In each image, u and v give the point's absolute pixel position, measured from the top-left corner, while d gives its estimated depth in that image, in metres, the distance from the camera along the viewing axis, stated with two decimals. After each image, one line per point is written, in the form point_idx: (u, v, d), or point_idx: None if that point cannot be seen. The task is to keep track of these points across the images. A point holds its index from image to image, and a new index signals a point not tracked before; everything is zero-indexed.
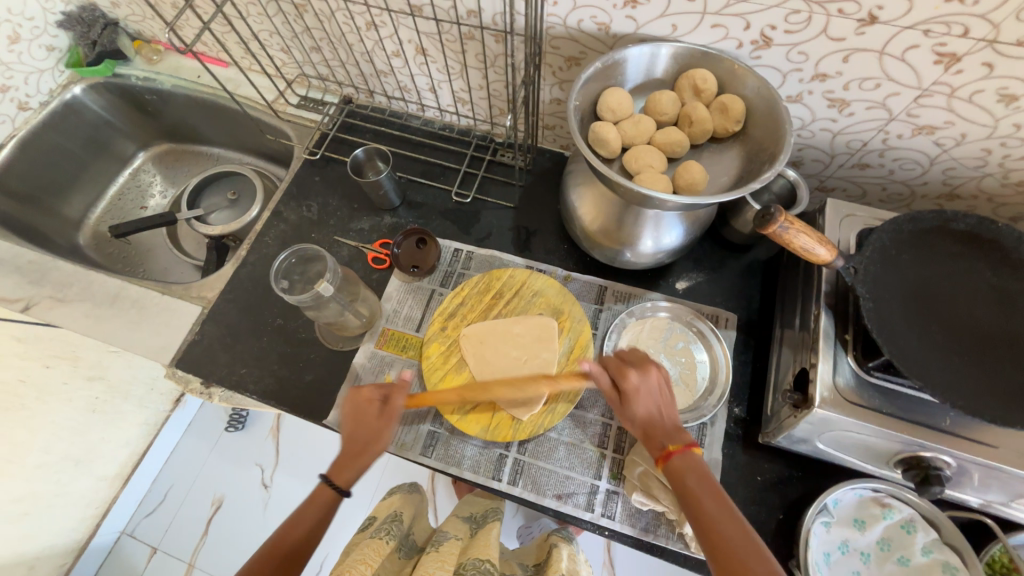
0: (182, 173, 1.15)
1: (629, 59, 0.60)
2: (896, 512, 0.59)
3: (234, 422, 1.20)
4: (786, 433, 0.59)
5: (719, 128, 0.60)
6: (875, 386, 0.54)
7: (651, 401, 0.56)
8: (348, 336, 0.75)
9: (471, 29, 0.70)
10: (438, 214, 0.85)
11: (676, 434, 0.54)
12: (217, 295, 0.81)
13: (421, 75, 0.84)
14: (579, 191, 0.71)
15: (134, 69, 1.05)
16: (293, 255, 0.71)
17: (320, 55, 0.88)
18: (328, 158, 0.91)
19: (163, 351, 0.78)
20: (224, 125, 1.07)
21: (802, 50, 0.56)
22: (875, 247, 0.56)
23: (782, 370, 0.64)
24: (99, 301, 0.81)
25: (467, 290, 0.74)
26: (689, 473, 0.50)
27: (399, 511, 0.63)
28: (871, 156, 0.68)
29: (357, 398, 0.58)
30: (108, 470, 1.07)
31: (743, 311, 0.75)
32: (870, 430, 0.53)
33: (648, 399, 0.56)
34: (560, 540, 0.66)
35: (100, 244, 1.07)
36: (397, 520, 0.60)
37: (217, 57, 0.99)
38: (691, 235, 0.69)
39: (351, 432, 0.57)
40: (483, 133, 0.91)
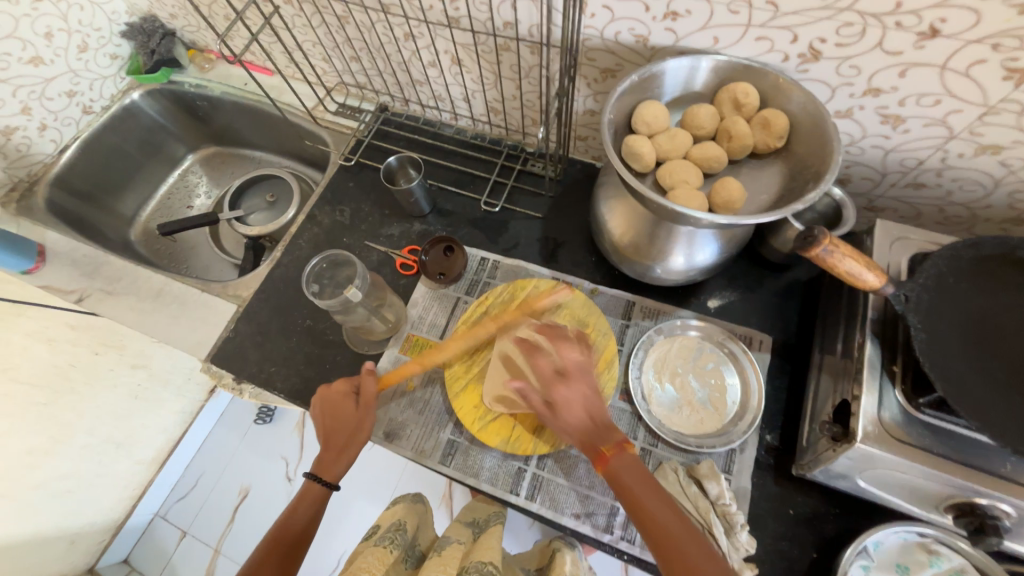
0: (226, 174, 1.21)
1: (668, 71, 0.58)
2: (943, 560, 0.54)
3: (263, 415, 1.22)
4: (823, 467, 0.56)
5: (759, 143, 0.58)
6: (924, 423, 0.50)
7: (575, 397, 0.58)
8: (373, 340, 0.76)
9: (506, 40, 0.71)
10: (467, 222, 0.86)
11: (608, 434, 0.55)
12: (252, 294, 0.84)
13: (456, 84, 0.85)
14: (610, 203, 0.70)
15: (186, 76, 1.11)
16: (324, 259, 0.73)
17: (359, 65, 0.91)
18: (362, 164, 0.93)
19: (200, 346, 0.81)
20: (267, 130, 1.12)
21: (854, 64, 0.54)
22: (929, 273, 0.52)
23: (820, 399, 0.61)
24: (143, 295, 0.86)
25: (492, 299, 0.74)
26: (625, 478, 0.51)
27: (403, 519, 0.61)
28: (926, 176, 0.64)
29: (332, 391, 0.65)
30: (146, 453, 1.12)
31: (779, 333, 0.72)
32: (917, 471, 0.49)
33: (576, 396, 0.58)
34: (560, 545, 0.62)
35: (148, 239, 1.13)
36: (401, 527, 0.59)
37: (262, 65, 1.04)
38: (725, 253, 0.67)
39: (327, 425, 0.63)
40: (514, 143, 0.91)
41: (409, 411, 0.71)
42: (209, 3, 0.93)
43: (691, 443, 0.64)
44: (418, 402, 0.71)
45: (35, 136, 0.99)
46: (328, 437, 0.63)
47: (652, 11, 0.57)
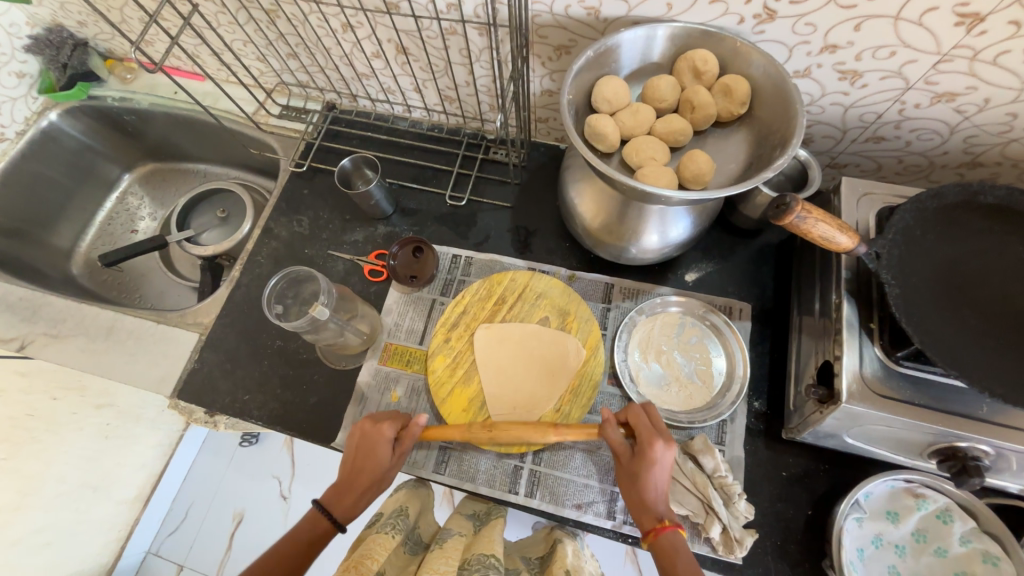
0: (170, 192, 1.12)
1: (623, 44, 0.56)
2: (930, 502, 0.56)
3: (247, 437, 1.17)
4: (812, 429, 0.56)
5: (722, 112, 0.57)
6: (904, 376, 0.51)
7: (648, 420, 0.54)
8: (349, 354, 0.73)
9: (452, 23, 0.66)
10: (433, 219, 0.82)
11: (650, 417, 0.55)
12: (214, 320, 0.79)
13: (404, 75, 0.80)
14: (578, 186, 0.68)
15: (108, 89, 1.02)
16: (285, 277, 0.68)
17: (298, 62, 0.85)
18: (315, 169, 0.88)
19: (164, 382, 0.76)
20: (208, 141, 1.04)
21: (809, 21, 0.52)
22: (898, 228, 0.52)
23: (802, 361, 0.61)
24: (94, 335, 0.80)
25: (468, 297, 0.72)
26: (650, 447, 0.53)
27: (405, 505, 0.58)
28: (886, 129, 0.64)
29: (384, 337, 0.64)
30: (127, 492, 1.05)
31: (758, 299, 0.72)
32: (901, 423, 0.50)
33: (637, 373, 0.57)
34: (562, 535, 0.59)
35: (93, 272, 1.05)
36: (403, 514, 0.56)
37: (192, 71, 0.96)
38: (699, 226, 0.66)
39: (377, 372, 0.62)
40: (473, 131, 0.87)
41: None
42: (120, 7, 0.84)
43: (682, 420, 0.63)
44: (404, 413, 0.69)
45: None
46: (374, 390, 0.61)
47: None
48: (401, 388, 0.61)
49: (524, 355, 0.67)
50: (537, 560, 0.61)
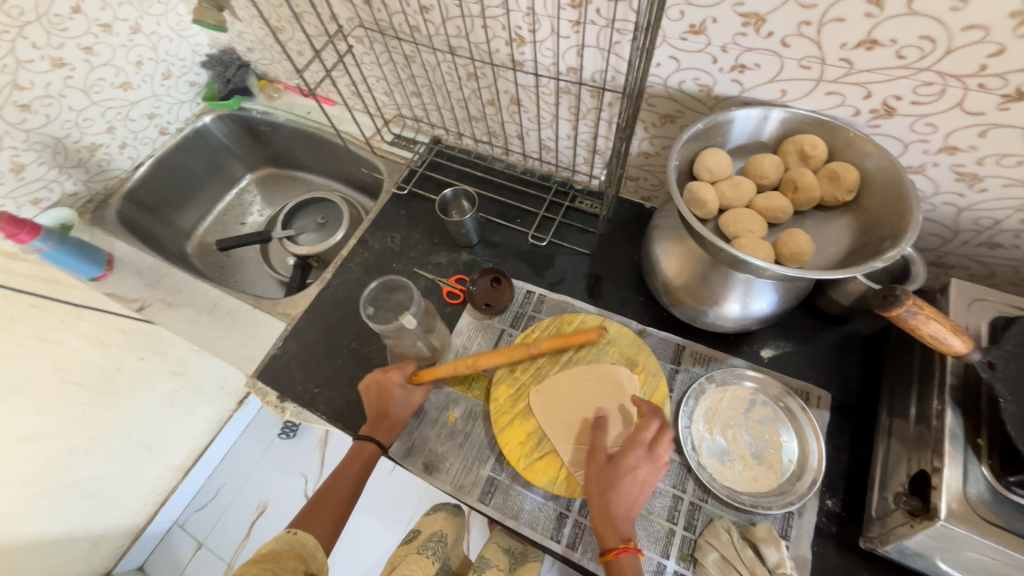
0: (279, 195, 1.27)
1: (734, 121, 0.59)
2: None
3: (287, 430, 1.24)
4: (896, 543, 0.52)
5: (827, 195, 0.57)
6: (1016, 505, 0.46)
7: (626, 496, 0.56)
8: (417, 364, 0.76)
9: (568, 84, 0.73)
10: (513, 255, 0.87)
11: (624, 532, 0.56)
12: (300, 314, 0.86)
13: (511, 122, 0.88)
14: (664, 246, 0.69)
15: (255, 103, 1.19)
16: (382, 283, 0.73)
17: (419, 100, 0.95)
18: (414, 194, 0.96)
19: (248, 362, 0.83)
20: (323, 156, 1.18)
21: (930, 122, 0.53)
22: (1017, 341, 0.49)
23: (890, 465, 0.57)
24: (199, 308, 0.89)
25: (538, 332, 0.74)
26: (626, 573, 0.54)
27: (444, 532, 0.65)
28: (1003, 236, 0.61)
29: (385, 377, 0.68)
30: (174, 459, 1.13)
31: (838, 389, 0.68)
32: (1010, 558, 0.45)
33: (623, 489, 0.56)
34: None
35: (203, 253, 1.19)
36: (443, 541, 0.62)
37: (327, 96, 1.10)
38: (784, 303, 0.65)
39: (377, 404, 0.67)
40: (563, 179, 0.93)
41: (451, 443, 0.70)
42: (286, 40, 1.00)
43: (745, 502, 0.60)
44: (459, 435, 0.70)
45: (115, 153, 1.06)
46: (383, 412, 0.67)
47: (719, 64, 0.58)
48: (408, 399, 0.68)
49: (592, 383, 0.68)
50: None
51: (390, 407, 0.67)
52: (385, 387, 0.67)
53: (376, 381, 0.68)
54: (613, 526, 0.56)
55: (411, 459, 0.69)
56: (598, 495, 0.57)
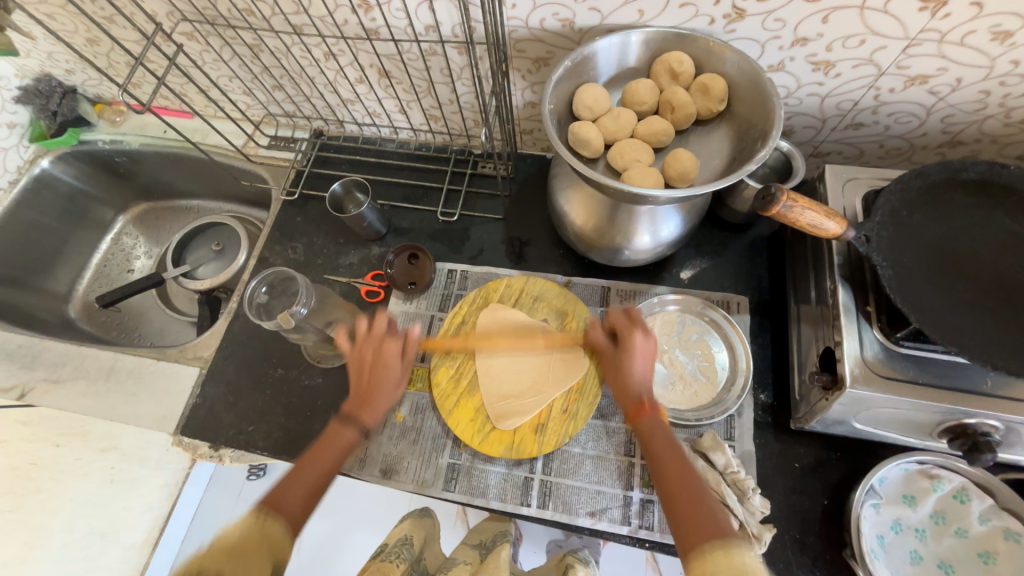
0: (164, 230, 1.13)
1: (599, 51, 0.57)
2: (945, 483, 0.56)
3: (256, 470, 1.02)
4: (820, 417, 0.56)
5: (702, 109, 0.58)
6: (906, 356, 0.51)
7: (640, 368, 0.56)
8: (328, 353, 0.75)
9: (431, 45, 0.68)
10: (426, 236, 0.83)
11: (649, 399, 0.55)
12: (214, 354, 0.79)
13: (388, 97, 0.82)
14: (567, 193, 0.68)
15: (98, 133, 1.03)
16: (268, 277, 0.68)
17: (283, 93, 0.86)
18: (307, 196, 0.89)
19: (167, 420, 0.75)
20: (198, 177, 1.05)
21: (778, 17, 0.54)
22: (884, 210, 0.53)
23: (804, 349, 0.62)
24: (94, 377, 0.79)
25: (465, 308, 0.72)
26: (655, 435, 0.52)
27: (410, 534, 0.61)
28: (864, 115, 0.65)
29: (376, 339, 0.62)
30: (135, 536, 0.96)
31: (754, 291, 0.72)
32: (909, 404, 0.50)
33: (629, 358, 0.57)
34: (573, 560, 0.58)
35: (91, 314, 1.05)
36: (408, 542, 0.59)
37: (180, 109, 0.97)
38: (689, 223, 0.67)
39: (365, 375, 0.60)
40: (461, 147, 0.89)
41: (403, 443, 0.68)
42: (108, 52, 0.87)
43: (690, 418, 0.63)
44: (410, 432, 0.68)
45: None
46: (361, 384, 0.60)
47: None
48: (395, 376, 0.61)
49: (520, 347, 0.68)
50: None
51: (371, 380, 0.60)
52: (374, 347, 0.61)
53: (353, 349, 0.62)
54: (627, 388, 0.56)
55: (366, 468, 0.66)
56: (612, 376, 0.58)
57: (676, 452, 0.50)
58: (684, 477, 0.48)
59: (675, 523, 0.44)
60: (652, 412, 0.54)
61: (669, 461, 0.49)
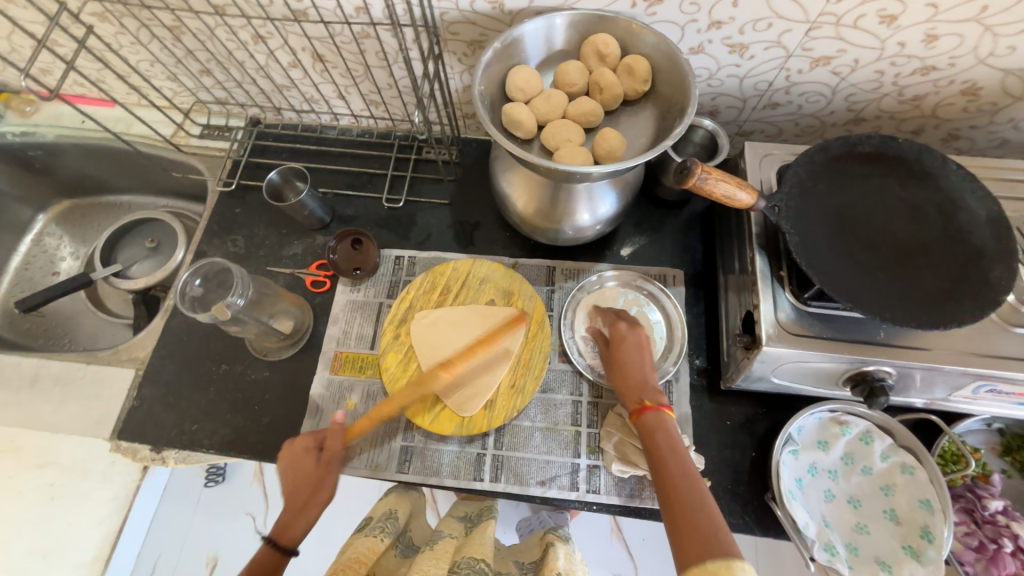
0: (91, 228, 1.06)
1: (528, 34, 0.58)
2: (853, 427, 0.62)
3: (212, 476, 1.10)
4: (744, 375, 0.61)
5: (628, 90, 0.60)
6: (814, 314, 0.56)
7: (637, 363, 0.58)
8: (272, 345, 0.74)
9: (363, 27, 0.67)
10: (373, 224, 0.82)
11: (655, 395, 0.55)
12: (151, 354, 0.76)
13: (325, 82, 0.80)
14: (507, 175, 0.69)
15: (6, 125, 0.95)
16: (200, 270, 0.66)
17: (212, 78, 0.83)
18: (245, 187, 0.86)
19: (102, 425, 0.72)
20: (125, 170, 0.99)
21: (693, 1, 0.57)
22: (792, 182, 0.57)
23: (730, 315, 0.66)
24: (18, 386, 0.74)
25: (413, 293, 0.73)
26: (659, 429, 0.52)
27: (394, 508, 0.61)
28: (779, 95, 0.69)
29: (297, 449, 0.58)
30: (85, 553, 0.92)
31: (689, 265, 0.77)
32: (817, 357, 0.55)
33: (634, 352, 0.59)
34: (555, 537, 0.60)
35: (12, 322, 0.98)
36: (393, 516, 0.58)
37: (99, 97, 0.91)
38: (625, 201, 0.70)
39: (290, 489, 0.55)
40: (404, 133, 0.88)
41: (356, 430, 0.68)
42: (8, 35, 0.80)
43: None
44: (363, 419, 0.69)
45: None
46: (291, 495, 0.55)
47: None
48: (328, 478, 0.56)
49: (467, 324, 0.69)
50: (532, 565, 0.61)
51: (299, 484, 0.55)
52: (302, 453, 0.57)
53: (283, 457, 0.58)
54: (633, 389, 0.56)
55: None
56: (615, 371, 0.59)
57: (676, 448, 0.50)
58: (653, 392, 0.55)
59: (668, 510, 0.45)
60: (626, 324, 0.62)
61: (634, 375, 0.57)
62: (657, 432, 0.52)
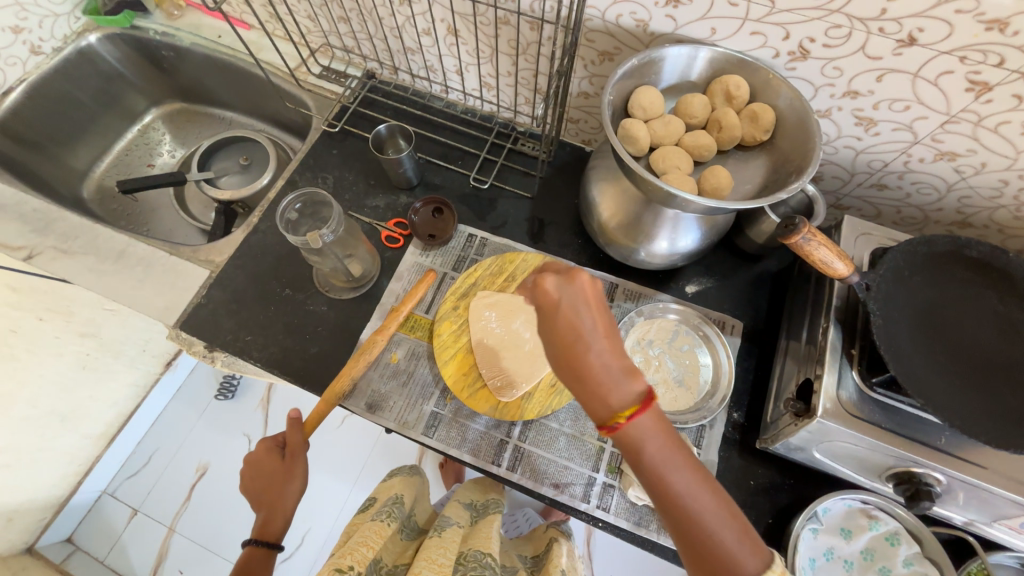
0: (193, 134, 1.14)
1: (666, 58, 0.60)
2: (881, 524, 0.60)
3: (224, 390, 1.17)
4: (784, 440, 0.61)
5: (747, 135, 0.61)
6: (876, 401, 0.55)
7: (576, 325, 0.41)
8: (338, 284, 0.77)
9: (507, 14, 0.70)
10: (455, 198, 0.85)
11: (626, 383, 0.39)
12: (225, 261, 0.80)
13: (449, 56, 0.84)
14: (600, 185, 0.71)
15: (152, 23, 1.02)
16: (303, 196, 0.71)
17: (348, 26, 0.87)
18: (347, 132, 0.90)
19: (169, 312, 0.77)
20: (240, 89, 1.06)
21: (837, 65, 0.57)
22: (889, 266, 0.57)
23: (784, 379, 0.66)
24: (104, 256, 0.80)
25: (480, 272, 0.75)
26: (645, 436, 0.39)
27: (401, 494, 0.64)
28: (890, 178, 0.69)
29: (257, 453, 0.64)
30: (94, 429, 1.04)
31: (749, 319, 0.76)
32: (868, 443, 0.54)
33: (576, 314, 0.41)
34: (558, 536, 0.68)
35: (104, 199, 1.05)
36: (399, 503, 0.62)
37: (241, 18, 0.98)
38: (707, 240, 0.70)
39: (259, 488, 0.63)
40: (505, 121, 0.91)
41: (393, 384, 0.71)
42: None
43: (666, 419, 0.67)
44: (402, 375, 0.71)
45: None
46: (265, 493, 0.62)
47: None
48: (297, 473, 0.63)
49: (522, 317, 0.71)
50: (531, 559, 0.69)
51: (268, 484, 0.62)
52: (264, 456, 0.64)
53: (250, 461, 0.64)
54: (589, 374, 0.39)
55: (354, 400, 0.69)
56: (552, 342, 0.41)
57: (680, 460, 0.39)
58: (623, 385, 0.39)
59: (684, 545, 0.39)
60: (555, 277, 0.42)
61: (590, 363, 0.40)
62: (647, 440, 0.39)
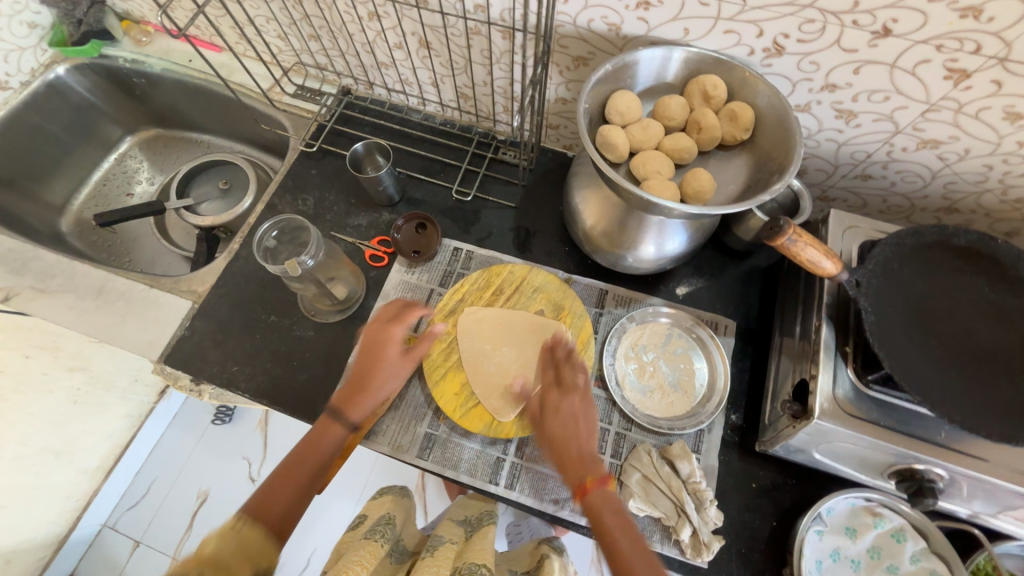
0: (171, 160, 1.12)
1: (641, 61, 0.59)
2: (886, 521, 0.60)
3: (221, 415, 1.15)
4: (783, 442, 0.60)
5: (727, 135, 0.60)
6: (873, 399, 0.54)
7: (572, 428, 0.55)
8: (325, 308, 0.76)
9: (477, 24, 0.69)
10: (437, 211, 0.84)
11: (594, 465, 0.53)
12: (208, 290, 0.79)
13: (423, 68, 0.82)
14: (583, 193, 0.70)
15: (120, 50, 1.00)
16: (279, 223, 0.71)
17: (319, 44, 0.86)
18: (325, 151, 0.89)
19: (152, 347, 0.75)
20: (215, 112, 1.04)
21: (813, 60, 0.56)
22: (877, 260, 0.56)
23: (780, 379, 0.65)
24: (84, 293, 0.78)
25: (466, 287, 0.73)
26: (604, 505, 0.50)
27: (392, 513, 0.62)
28: (874, 168, 0.68)
29: (375, 327, 0.65)
30: (90, 462, 1.01)
31: (742, 318, 0.75)
32: (867, 442, 0.53)
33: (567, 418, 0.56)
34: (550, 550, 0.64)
35: (83, 232, 1.04)
36: (391, 522, 0.60)
37: (210, 41, 0.97)
38: (694, 242, 0.69)
39: (365, 370, 0.62)
40: (484, 130, 0.90)
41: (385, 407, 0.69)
42: None
43: (662, 426, 0.66)
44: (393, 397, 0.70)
45: None
46: (352, 386, 0.62)
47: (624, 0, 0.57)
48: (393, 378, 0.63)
49: (510, 330, 0.70)
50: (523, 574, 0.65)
51: (365, 373, 0.62)
52: (381, 339, 0.64)
53: (371, 328, 0.65)
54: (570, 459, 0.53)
55: None
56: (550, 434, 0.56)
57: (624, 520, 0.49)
58: (593, 464, 0.53)
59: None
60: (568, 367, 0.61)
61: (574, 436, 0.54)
62: (604, 510, 0.50)
